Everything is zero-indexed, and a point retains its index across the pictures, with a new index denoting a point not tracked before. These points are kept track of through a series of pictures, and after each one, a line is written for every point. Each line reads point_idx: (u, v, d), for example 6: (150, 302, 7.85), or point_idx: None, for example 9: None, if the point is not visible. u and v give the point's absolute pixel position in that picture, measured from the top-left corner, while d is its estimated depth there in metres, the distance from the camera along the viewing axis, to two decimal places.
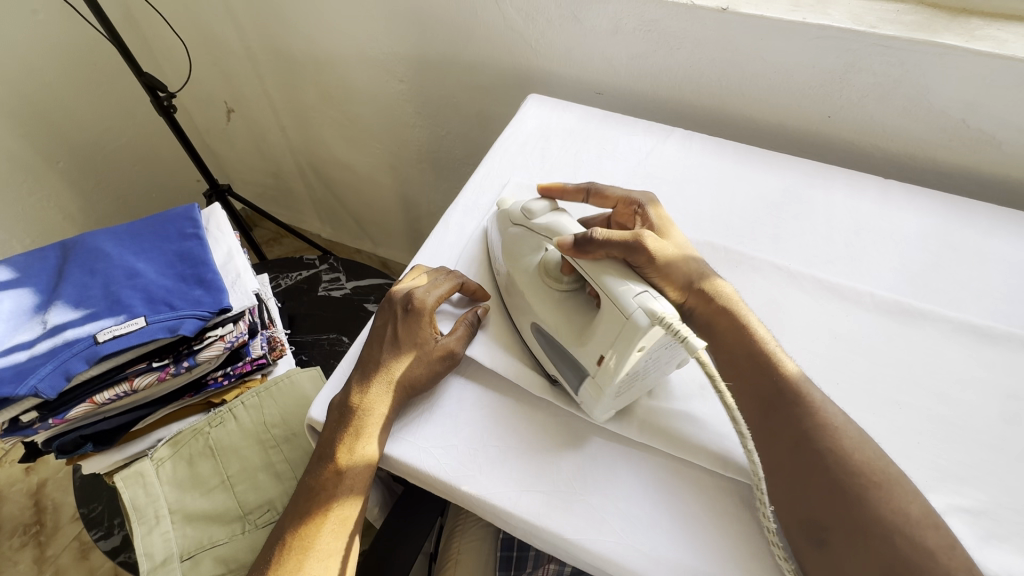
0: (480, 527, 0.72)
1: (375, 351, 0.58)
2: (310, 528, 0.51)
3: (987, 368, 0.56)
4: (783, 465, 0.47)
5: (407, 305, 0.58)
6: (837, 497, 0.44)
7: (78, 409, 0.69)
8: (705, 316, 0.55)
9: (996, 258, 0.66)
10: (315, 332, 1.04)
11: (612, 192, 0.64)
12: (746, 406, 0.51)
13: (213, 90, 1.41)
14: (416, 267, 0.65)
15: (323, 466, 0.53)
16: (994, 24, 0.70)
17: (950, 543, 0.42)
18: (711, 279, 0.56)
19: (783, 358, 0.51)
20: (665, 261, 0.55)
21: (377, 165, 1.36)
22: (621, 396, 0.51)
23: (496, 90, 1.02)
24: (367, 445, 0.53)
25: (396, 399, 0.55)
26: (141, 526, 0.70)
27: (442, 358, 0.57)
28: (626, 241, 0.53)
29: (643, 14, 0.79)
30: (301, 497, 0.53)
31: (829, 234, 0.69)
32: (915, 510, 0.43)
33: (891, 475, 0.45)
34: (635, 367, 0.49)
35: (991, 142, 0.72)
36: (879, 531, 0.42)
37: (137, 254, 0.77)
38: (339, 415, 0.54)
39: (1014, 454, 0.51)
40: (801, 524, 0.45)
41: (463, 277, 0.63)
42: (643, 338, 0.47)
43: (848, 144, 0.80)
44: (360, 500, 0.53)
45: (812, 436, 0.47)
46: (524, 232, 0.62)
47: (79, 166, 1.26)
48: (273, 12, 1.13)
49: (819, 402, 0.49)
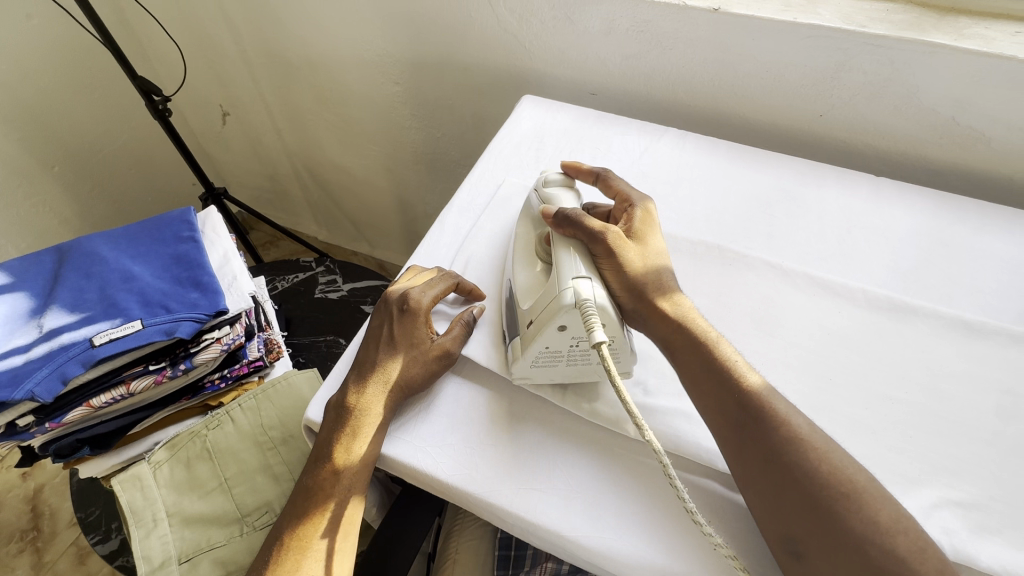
0: (478, 527, 0.72)
1: (372, 350, 0.58)
2: (307, 528, 0.51)
3: (978, 362, 0.57)
4: (754, 480, 0.47)
5: (404, 305, 0.59)
6: (809, 511, 0.44)
7: (75, 413, 0.68)
8: (662, 329, 0.55)
9: (987, 254, 0.67)
10: (312, 334, 1.04)
11: (618, 183, 0.65)
12: (712, 419, 0.50)
13: (208, 93, 1.41)
14: (413, 267, 0.65)
15: (320, 467, 0.53)
16: (982, 23, 0.70)
17: (921, 548, 0.42)
18: (669, 292, 0.56)
19: (745, 371, 0.51)
20: (624, 260, 0.56)
21: (373, 167, 1.36)
22: (542, 369, 0.55)
23: (491, 91, 1.02)
24: (364, 445, 0.53)
25: (393, 399, 0.55)
26: (139, 529, 0.70)
27: (438, 358, 0.57)
28: (593, 228, 0.56)
29: (637, 15, 0.80)
30: (298, 497, 0.53)
31: (822, 232, 0.70)
32: (886, 517, 0.43)
33: (859, 483, 0.45)
34: (552, 343, 0.53)
35: (981, 139, 0.72)
36: (851, 542, 0.42)
37: (133, 257, 0.77)
38: (337, 416, 0.54)
39: (1004, 448, 0.52)
40: (778, 538, 0.45)
41: (458, 277, 0.63)
42: (562, 314, 0.52)
43: (841, 143, 0.81)
44: (358, 500, 0.53)
45: (779, 451, 0.46)
46: (535, 198, 0.65)
47: (74, 170, 1.26)
48: (268, 14, 1.13)
49: (784, 414, 0.48)
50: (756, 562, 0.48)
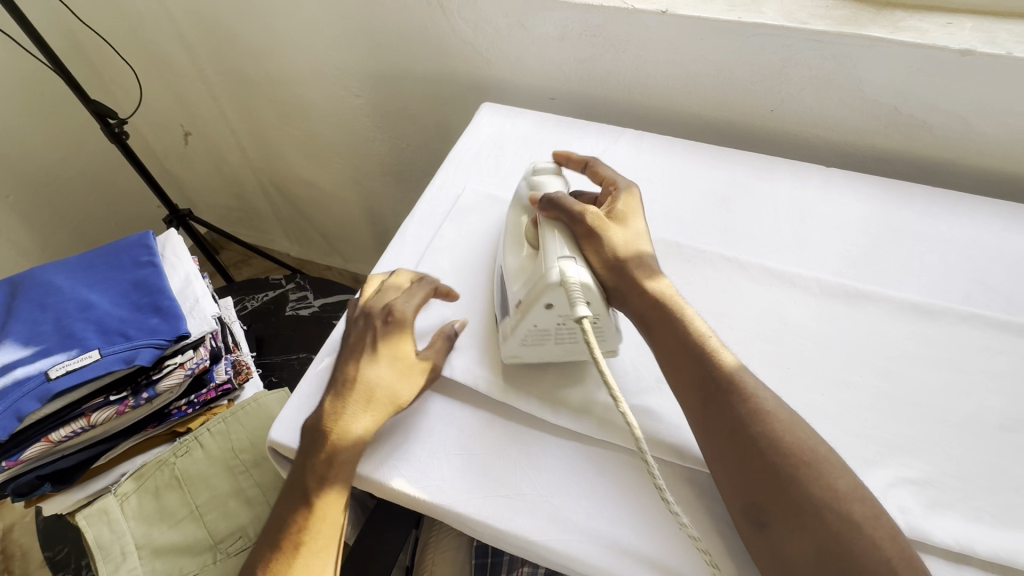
0: (455, 537, 0.72)
1: (350, 366, 0.57)
2: (287, 554, 0.50)
3: (928, 343, 0.59)
4: (720, 453, 0.48)
5: (385, 318, 0.58)
6: (770, 480, 0.45)
7: (33, 450, 0.66)
8: (640, 307, 0.55)
9: (933, 238, 0.69)
10: (283, 353, 1.03)
11: (603, 170, 0.66)
12: (684, 395, 0.51)
13: (167, 114, 1.39)
14: (392, 275, 0.64)
15: (299, 489, 0.52)
16: (917, 15, 0.73)
17: (877, 514, 0.43)
18: (650, 272, 0.57)
19: (721, 351, 0.52)
20: (605, 240, 0.57)
21: (340, 181, 1.35)
22: (532, 348, 0.57)
23: (452, 100, 1.03)
24: (346, 470, 0.52)
25: (375, 420, 0.54)
26: (107, 565, 0.68)
27: (421, 376, 0.57)
28: (575, 209, 0.58)
29: (588, 20, 0.81)
30: (276, 525, 0.52)
31: (777, 224, 0.72)
32: (844, 485, 0.44)
33: (820, 453, 0.46)
34: (540, 321, 0.54)
35: (923, 126, 0.75)
36: (810, 508, 0.43)
37: (90, 286, 0.75)
38: (314, 435, 0.53)
39: (956, 425, 0.53)
40: (743, 509, 0.46)
41: (438, 289, 0.63)
42: (548, 293, 0.53)
43: (792, 136, 0.84)
44: (338, 526, 0.52)
45: (744, 423, 0.48)
46: (524, 185, 0.65)
47: (30, 199, 1.23)
48: (225, 33, 1.12)
49: (752, 389, 0.50)
50: (722, 554, 0.48)
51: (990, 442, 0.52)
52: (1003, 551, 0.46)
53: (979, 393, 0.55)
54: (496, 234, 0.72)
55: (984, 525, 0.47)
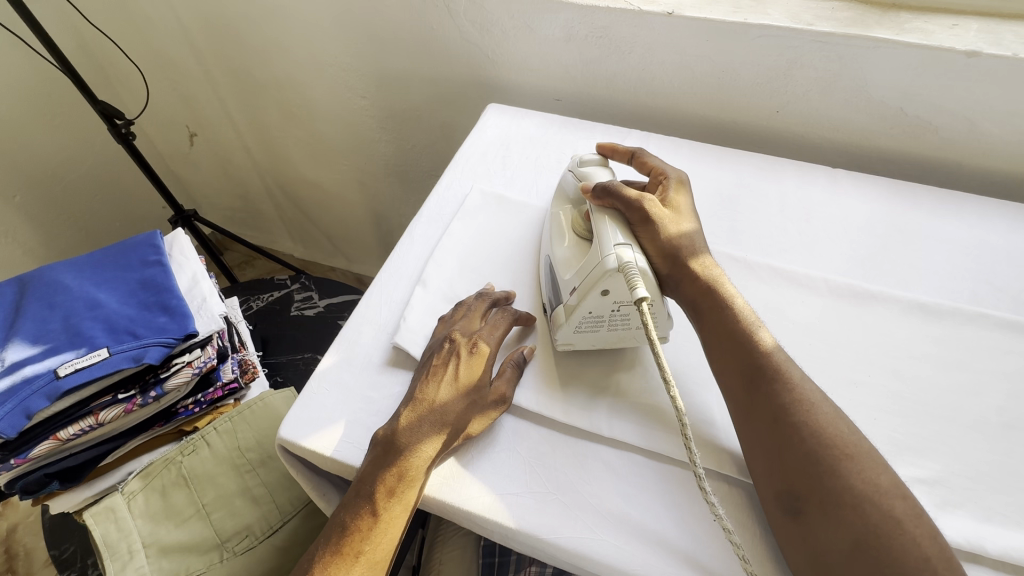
0: (459, 538, 0.80)
1: (428, 382, 0.55)
2: (343, 562, 0.48)
3: (937, 344, 0.59)
4: (761, 439, 0.48)
5: (471, 345, 0.56)
6: (811, 469, 0.45)
7: (42, 447, 0.67)
8: (691, 293, 0.56)
9: (941, 238, 0.69)
10: (289, 353, 1.03)
11: (651, 161, 0.65)
12: (729, 382, 0.52)
13: (173, 115, 1.39)
14: (483, 293, 0.62)
15: (364, 499, 0.50)
16: (922, 17, 0.73)
17: (918, 512, 0.43)
18: (700, 257, 0.58)
19: (762, 333, 0.53)
20: (661, 226, 0.58)
21: (346, 183, 1.36)
22: (584, 335, 0.58)
23: (458, 101, 1.03)
24: (410, 490, 0.50)
25: (445, 443, 0.52)
26: (114, 563, 0.66)
27: (494, 402, 0.55)
28: (630, 197, 0.58)
29: (594, 21, 0.81)
30: (334, 530, 0.50)
31: (783, 224, 0.72)
32: (885, 480, 0.44)
33: (862, 448, 0.46)
34: (595, 308, 0.55)
35: (929, 128, 0.75)
36: (850, 500, 0.43)
37: (98, 285, 0.76)
38: (384, 451, 0.51)
39: (966, 424, 0.53)
40: (777, 494, 0.46)
41: (518, 315, 0.61)
42: (606, 280, 0.54)
43: (797, 137, 0.84)
44: (392, 544, 0.50)
45: (787, 411, 0.48)
46: (571, 179, 0.67)
47: (38, 199, 1.24)
48: (231, 34, 1.13)
49: (798, 378, 0.50)
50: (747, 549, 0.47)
51: (1000, 442, 0.52)
52: (1015, 551, 0.46)
53: (988, 393, 0.55)
54: (503, 234, 0.72)
55: (995, 524, 0.47)
